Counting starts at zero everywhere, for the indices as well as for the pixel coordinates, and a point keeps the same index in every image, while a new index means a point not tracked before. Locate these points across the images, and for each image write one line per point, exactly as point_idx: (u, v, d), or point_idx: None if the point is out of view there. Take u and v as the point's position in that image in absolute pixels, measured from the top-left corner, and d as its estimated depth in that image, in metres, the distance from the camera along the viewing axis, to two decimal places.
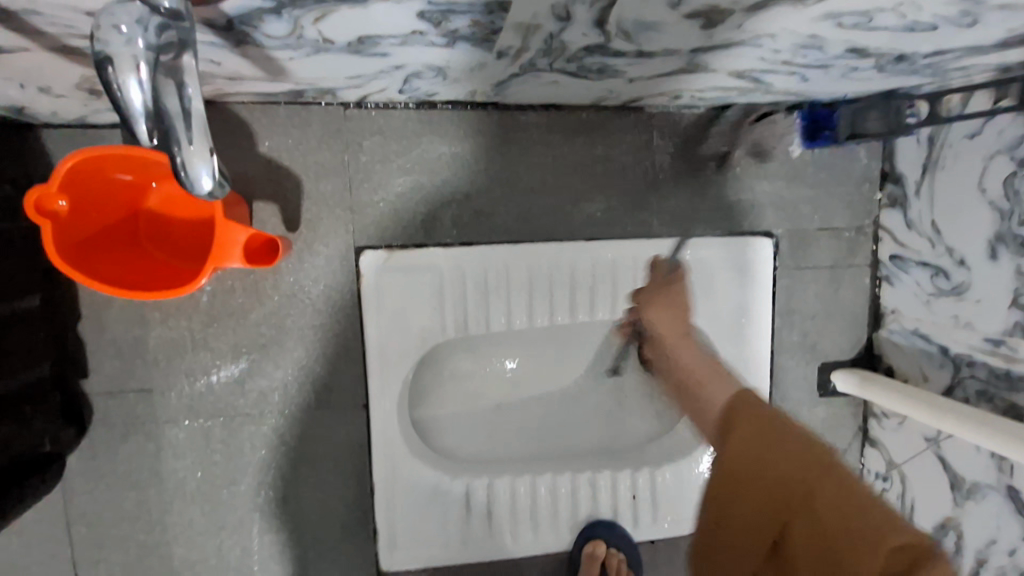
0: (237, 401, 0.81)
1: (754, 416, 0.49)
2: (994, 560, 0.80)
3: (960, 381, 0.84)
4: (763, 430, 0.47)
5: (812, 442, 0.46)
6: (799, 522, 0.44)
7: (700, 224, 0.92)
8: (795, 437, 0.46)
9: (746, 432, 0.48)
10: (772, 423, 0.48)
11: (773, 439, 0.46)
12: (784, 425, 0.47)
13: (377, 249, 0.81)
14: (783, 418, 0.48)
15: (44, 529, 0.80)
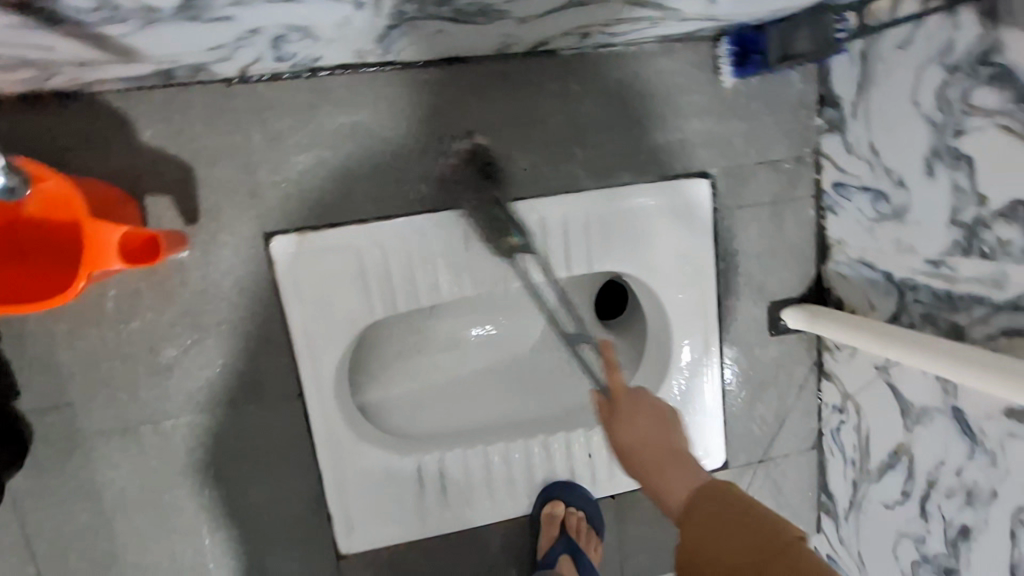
0: (165, 404, 0.78)
1: (710, 492, 0.61)
2: (944, 480, 0.80)
3: (905, 307, 0.81)
4: (716, 517, 0.58)
5: (776, 531, 0.54)
6: None
7: (631, 171, 0.87)
8: (758, 519, 0.55)
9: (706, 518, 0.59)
10: (744, 517, 0.56)
11: (726, 530, 0.56)
12: (757, 518, 0.55)
13: (287, 234, 0.77)
14: (756, 513, 0.56)
15: None
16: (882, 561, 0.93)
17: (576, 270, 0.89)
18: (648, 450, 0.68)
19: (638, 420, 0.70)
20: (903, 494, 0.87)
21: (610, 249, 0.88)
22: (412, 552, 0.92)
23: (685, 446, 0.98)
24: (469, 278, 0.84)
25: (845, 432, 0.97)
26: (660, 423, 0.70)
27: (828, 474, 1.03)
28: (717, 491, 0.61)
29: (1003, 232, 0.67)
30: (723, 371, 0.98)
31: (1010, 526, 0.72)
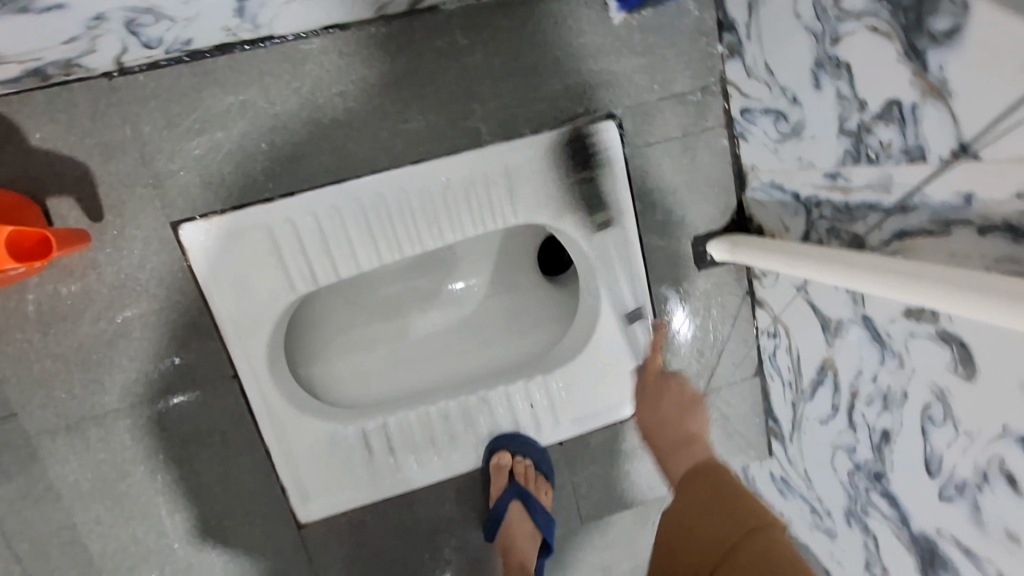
0: (102, 398, 0.82)
1: (701, 469, 0.73)
2: (863, 388, 0.81)
3: (813, 224, 0.81)
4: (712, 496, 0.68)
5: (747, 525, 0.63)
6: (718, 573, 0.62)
7: (533, 121, 0.87)
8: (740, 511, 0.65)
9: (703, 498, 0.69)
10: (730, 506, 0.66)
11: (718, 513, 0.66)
12: (739, 509, 0.65)
13: (194, 221, 0.79)
14: (757, 513, 0.64)
15: None
16: (824, 475, 0.95)
17: (492, 226, 0.89)
18: (661, 430, 0.83)
19: (661, 406, 0.88)
20: (833, 408, 0.88)
21: (522, 201, 0.89)
22: (369, 516, 0.95)
23: (625, 387, 1.00)
24: (386, 246, 0.86)
25: (780, 356, 0.99)
26: (673, 396, 0.88)
27: (773, 399, 1.05)
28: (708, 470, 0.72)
29: (883, 134, 0.66)
30: (655, 310, 1.00)
31: (920, 423, 0.72)
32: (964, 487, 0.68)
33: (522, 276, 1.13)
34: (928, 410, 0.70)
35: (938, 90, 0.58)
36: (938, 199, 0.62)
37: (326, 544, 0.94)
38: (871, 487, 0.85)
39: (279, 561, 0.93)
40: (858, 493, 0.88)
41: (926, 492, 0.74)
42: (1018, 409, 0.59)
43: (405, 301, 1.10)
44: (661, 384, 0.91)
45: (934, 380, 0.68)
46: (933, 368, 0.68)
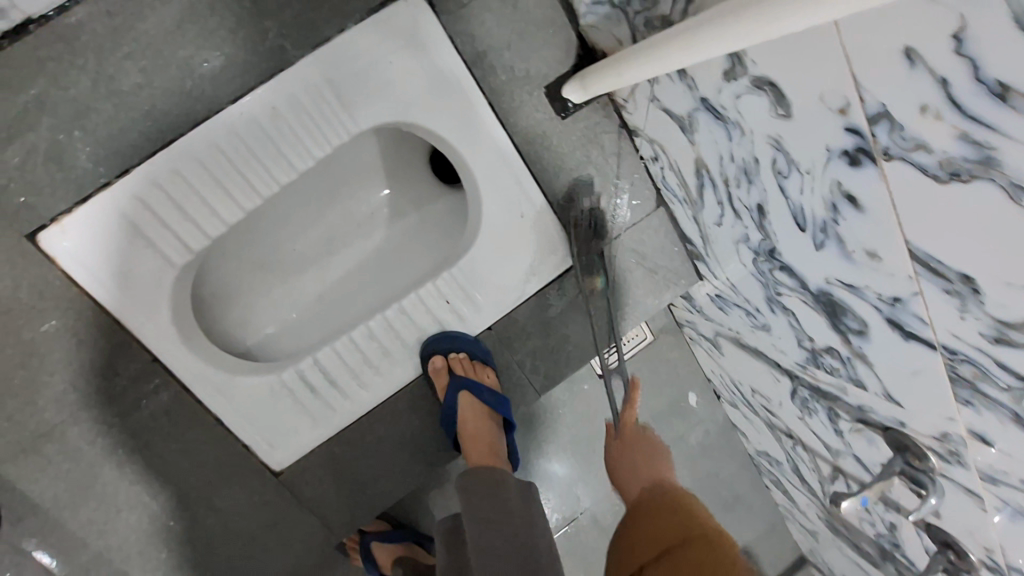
0: (43, 415, 0.87)
1: (662, 491, 0.83)
2: (729, 172, 0.80)
3: (633, 24, 0.78)
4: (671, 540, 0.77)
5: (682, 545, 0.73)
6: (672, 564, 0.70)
7: (334, 19, 0.84)
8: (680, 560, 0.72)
9: (651, 517, 0.79)
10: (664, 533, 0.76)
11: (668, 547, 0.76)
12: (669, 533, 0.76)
13: (48, 227, 0.81)
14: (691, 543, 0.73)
15: None
16: (740, 273, 0.96)
17: (338, 141, 0.88)
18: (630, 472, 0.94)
19: (626, 455, 0.96)
20: (719, 204, 0.87)
21: (354, 105, 0.87)
22: (336, 447, 1.01)
23: (532, 257, 1.00)
24: (240, 194, 0.86)
25: (667, 176, 0.97)
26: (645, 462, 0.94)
27: (681, 224, 1.04)
28: (667, 490, 0.83)
29: None
30: (534, 172, 0.99)
31: (776, 183, 0.71)
32: (826, 227, 0.68)
33: (419, 189, 1.15)
34: (776, 165, 0.69)
35: None
36: None
37: (307, 483, 1.01)
38: (772, 267, 0.85)
39: (271, 510, 1.00)
40: (766, 277, 0.88)
41: (805, 248, 0.74)
42: (828, 123, 0.58)
43: (314, 249, 1.13)
44: (638, 434, 0.99)
45: (767, 132, 0.67)
46: (761, 121, 0.66)
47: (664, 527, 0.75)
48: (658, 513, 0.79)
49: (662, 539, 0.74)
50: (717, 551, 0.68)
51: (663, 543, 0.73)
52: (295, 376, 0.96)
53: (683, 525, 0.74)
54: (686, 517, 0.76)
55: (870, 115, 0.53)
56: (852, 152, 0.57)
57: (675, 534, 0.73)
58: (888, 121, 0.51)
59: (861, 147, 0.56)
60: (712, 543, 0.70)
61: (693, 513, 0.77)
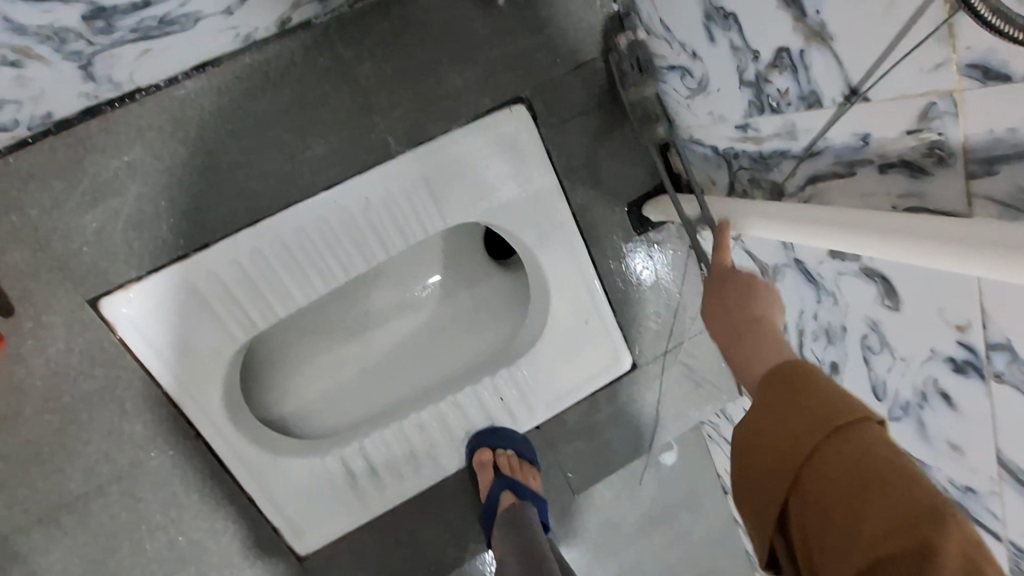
0: (68, 484, 0.82)
1: (783, 369, 0.55)
2: (809, 326, 0.83)
3: (735, 174, 0.82)
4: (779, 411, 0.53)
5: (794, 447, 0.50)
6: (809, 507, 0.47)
7: (440, 120, 0.85)
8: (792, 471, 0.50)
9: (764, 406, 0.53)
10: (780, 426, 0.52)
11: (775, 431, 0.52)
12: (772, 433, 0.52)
13: (112, 293, 0.77)
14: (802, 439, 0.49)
15: None
16: None
17: (424, 235, 0.87)
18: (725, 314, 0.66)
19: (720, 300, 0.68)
20: (786, 345, 0.90)
21: (444, 202, 0.86)
22: (365, 536, 0.97)
23: (590, 362, 1.01)
24: (317, 277, 0.84)
25: None
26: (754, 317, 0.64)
27: None
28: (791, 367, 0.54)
29: (780, 83, 0.66)
30: (604, 281, 1.00)
31: (862, 353, 0.74)
32: (907, 408, 0.71)
33: (475, 266, 1.11)
34: (866, 340, 0.73)
35: (820, 35, 0.57)
36: (840, 141, 0.62)
37: (329, 571, 0.97)
38: None
39: None
40: None
41: (878, 415, 0.77)
42: (940, 330, 0.61)
43: (360, 318, 1.08)
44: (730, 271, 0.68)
45: (866, 312, 0.70)
46: (863, 302, 0.70)
47: (793, 423, 0.50)
48: (770, 396, 0.53)
49: (789, 446, 0.49)
50: (862, 461, 0.44)
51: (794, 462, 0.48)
52: (339, 460, 0.92)
53: (805, 414, 0.49)
54: (818, 398, 0.50)
55: (990, 342, 0.55)
56: (960, 361, 0.60)
57: (808, 439, 0.48)
58: (1009, 353, 0.54)
59: (971, 361, 0.59)
60: (859, 452, 0.45)
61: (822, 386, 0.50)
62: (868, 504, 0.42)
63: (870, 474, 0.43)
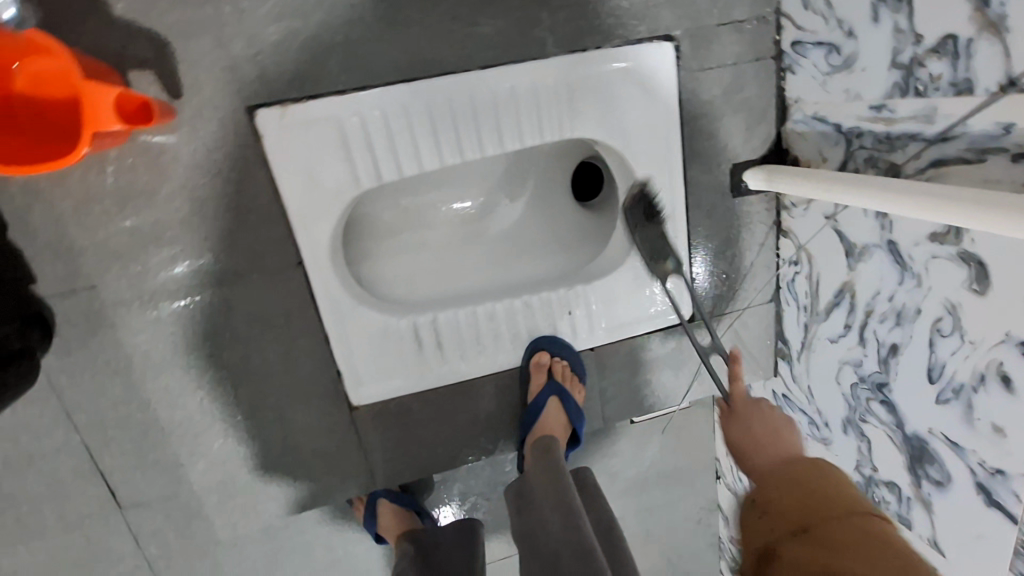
0: (177, 275, 0.87)
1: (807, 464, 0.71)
2: (879, 307, 0.90)
3: (852, 154, 0.88)
4: (802, 479, 0.68)
5: (810, 498, 0.65)
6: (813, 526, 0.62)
7: (597, 35, 0.90)
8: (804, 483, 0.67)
9: (799, 479, 0.68)
10: (804, 494, 0.66)
11: (792, 486, 0.68)
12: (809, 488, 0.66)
13: (269, 106, 0.82)
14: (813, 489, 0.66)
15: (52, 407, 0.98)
16: (827, 388, 1.05)
17: (550, 138, 0.93)
18: (751, 445, 0.81)
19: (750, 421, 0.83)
20: (846, 326, 0.97)
21: (579, 114, 0.92)
22: (414, 405, 1.03)
23: (654, 303, 1.07)
24: (450, 148, 0.90)
25: (798, 281, 1.07)
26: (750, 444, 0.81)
27: (785, 324, 1.14)
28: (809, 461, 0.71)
29: (934, 68, 0.73)
30: (689, 231, 1.06)
31: (929, 336, 0.82)
32: (960, 390, 0.78)
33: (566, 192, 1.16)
34: (938, 324, 0.80)
35: (995, 26, 0.64)
36: (979, 128, 0.69)
37: (374, 427, 1.03)
38: (872, 397, 0.95)
39: (330, 440, 1.02)
40: (858, 402, 0.98)
41: (924, 397, 0.84)
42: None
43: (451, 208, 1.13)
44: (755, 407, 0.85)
45: (949, 296, 0.77)
46: (950, 286, 0.77)
47: (812, 493, 0.66)
48: (789, 478, 0.69)
49: (818, 509, 0.63)
50: (865, 534, 0.59)
51: (815, 517, 0.63)
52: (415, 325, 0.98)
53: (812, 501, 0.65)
54: (836, 490, 0.65)
55: None
56: None
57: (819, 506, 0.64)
58: None
59: None
60: (861, 524, 0.60)
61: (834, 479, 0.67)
62: (849, 546, 0.58)
63: (864, 544, 0.58)
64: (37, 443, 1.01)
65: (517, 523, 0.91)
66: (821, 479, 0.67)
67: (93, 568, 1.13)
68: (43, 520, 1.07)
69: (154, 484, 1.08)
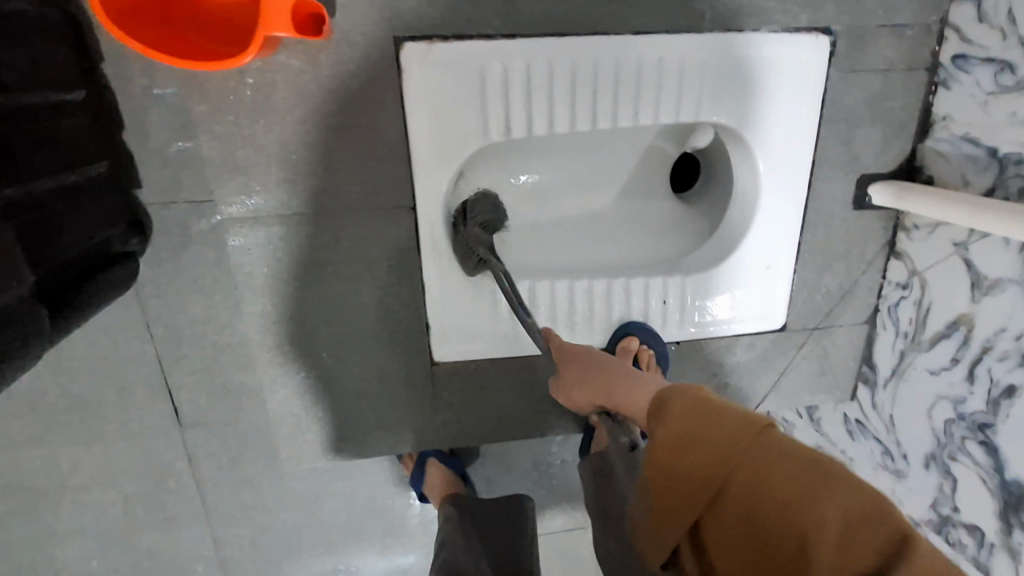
0: (291, 200, 0.86)
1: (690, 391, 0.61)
2: (1000, 345, 0.86)
3: (1003, 182, 0.83)
4: (725, 431, 0.56)
5: (765, 485, 0.52)
6: (798, 514, 0.51)
7: (755, 18, 0.86)
8: (743, 471, 0.54)
9: (685, 419, 0.58)
10: (759, 479, 0.53)
11: (741, 469, 0.54)
12: (760, 486, 0.53)
13: (417, 41, 0.80)
14: (757, 477, 0.53)
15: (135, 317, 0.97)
16: (911, 420, 1.01)
17: (683, 119, 0.89)
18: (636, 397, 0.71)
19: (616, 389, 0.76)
20: (953, 361, 0.93)
21: (719, 98, 0.89)
22: (494, 369, 1.01)
23: (749, 306, 1.04)
24: (582, 113, 0.86)
25: (903, 307, 1.03)
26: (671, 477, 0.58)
27: (876, 348, 1.10)
28: (694, 470, 0.56)
29: None
30: (800, 239, 1.02)
31: None
32: None
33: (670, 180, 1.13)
34: None
35: None
36: None
37: (450, 386, 1.01)
38: (968, 436, 0.91)
39: (404, 391, 1.01)
40: (949, 440, 0.94)
41: None
42: None
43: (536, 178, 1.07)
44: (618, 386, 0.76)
45: None
46: None
47: (772, 492, 0.52)
48: (720, 439, 0.55)
49: (728, 432, 0.55)
50: (792, 461, 0.52)
51: (716, 473, 0.55)
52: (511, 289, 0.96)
53: (767, 488, 0.52)
54: (723, 410, 0.57)
55: None
56: None
57: (779, 481, 0.52)
58: None
59: None
60: (801, 480, 0.52)
61: (722, 424, 0.56)
62: (783, 492, 0.52)
63: (802, 481, 0.51)
64: (113, 350, 1.00)
65: (595, 504, 0.92)
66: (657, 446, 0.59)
67: (142, 480, 1.13)
68: (104, 425, 1.07)
69: (217, 409, 1.07)
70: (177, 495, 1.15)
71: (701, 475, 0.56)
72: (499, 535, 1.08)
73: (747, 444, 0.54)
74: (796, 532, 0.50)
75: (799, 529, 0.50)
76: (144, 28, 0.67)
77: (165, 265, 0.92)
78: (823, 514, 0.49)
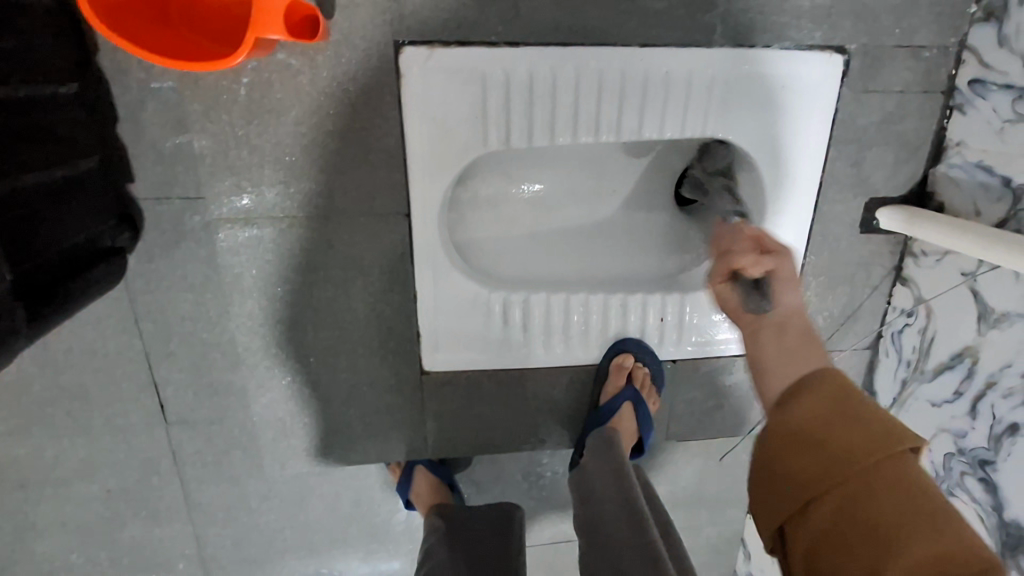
0: (285, 203, 0.84)
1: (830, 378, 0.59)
2: (1005, 381, 0.83)
3: (1017, 214, 0.80)
4: (849, 430, 0.52)
5: (868, 489, 0.49)
6: (903, 533, 0.46)
7: (767, 33, 0.84)
8: (852, 468, 0.50)
9: (807, 407, 0.56)
10: (864, 481, 0.49)
11: (851, 466, 0.50)
12: (867, 489, 0.49)
13: (417, 45, 0.78)
14: (868, 479, 0.49)
15: (124, 312, 0.96)
16: None
17: (689, 135, 0.87)
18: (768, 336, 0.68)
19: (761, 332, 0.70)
20: (956, 394, 0.90)
21: (727, 114, 0.86)
22: (485, 381, 1.00)
23: None
24: (584, 124, 0.84)
25: (907, 334, 1.01)
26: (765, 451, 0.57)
27: (877, 375, 1.08)
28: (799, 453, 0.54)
29: None
30: (803, 261, 1.00)
31: None
32: None
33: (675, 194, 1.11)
34: None
35: None
36: None
37: (440, 395, 1.00)
38: (968, 472, 0.88)
39: (392, 399, 0.99)
40: (949, 474, 0.91)
41: None
42: None
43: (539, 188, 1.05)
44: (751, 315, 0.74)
45: None
46: None
47: (879, 494, 0.48)
48: (839, 432, 0.53)
49: (865, 433, 0.51)
50: (918, 487, 0.48)
51: (828, 468, 0.51)
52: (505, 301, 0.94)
53: (874, 498, 0.48)
54: (847, 402, 0.55)
55: None
56: None
57: (890, 496, 0.48)
58: None
59: None
60: (911, 503, 0.47)
61: (853, 425, 0.53)
62: (881, 493, 0.48)
63: (911, 504, 0.47)
64: (101, 345, 0.99)
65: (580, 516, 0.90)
66: (785, 423, 0.56)
67: (127, 475, 1.12)
68: (90, 419, 1.06)
69: (204, 408, 1.05)
70: (162, 491, 1.14)
71: (805, 464, 0.53)
72: (484, 549, 1.05)
73: (871, 452, 0.50)
74: (888, 547, 0.45)
75: (887, 549, 0.45)
76: (131, 23, 0.65)
77: (156, 262, 0.90)
78: (929, 543, 0.44)
